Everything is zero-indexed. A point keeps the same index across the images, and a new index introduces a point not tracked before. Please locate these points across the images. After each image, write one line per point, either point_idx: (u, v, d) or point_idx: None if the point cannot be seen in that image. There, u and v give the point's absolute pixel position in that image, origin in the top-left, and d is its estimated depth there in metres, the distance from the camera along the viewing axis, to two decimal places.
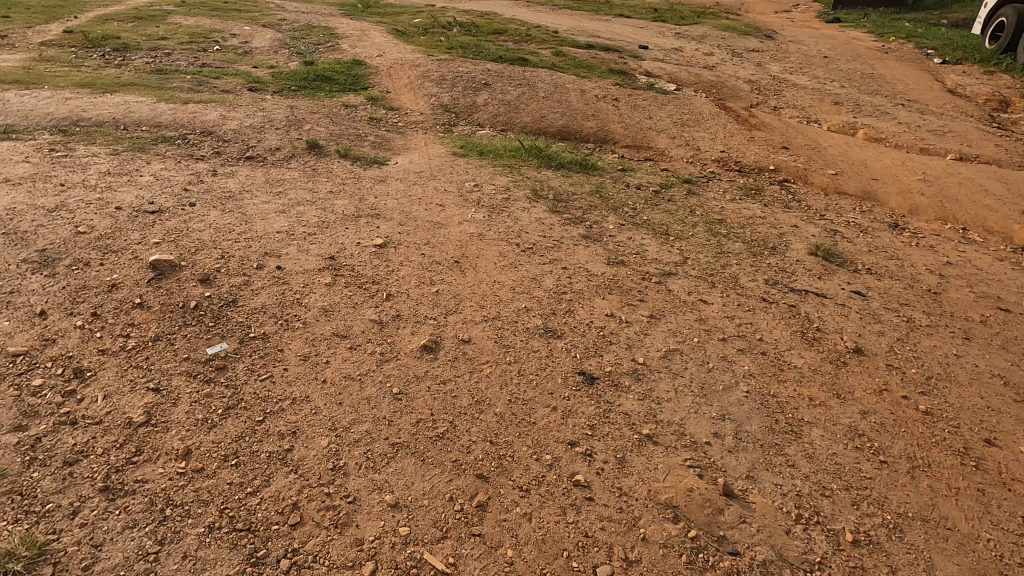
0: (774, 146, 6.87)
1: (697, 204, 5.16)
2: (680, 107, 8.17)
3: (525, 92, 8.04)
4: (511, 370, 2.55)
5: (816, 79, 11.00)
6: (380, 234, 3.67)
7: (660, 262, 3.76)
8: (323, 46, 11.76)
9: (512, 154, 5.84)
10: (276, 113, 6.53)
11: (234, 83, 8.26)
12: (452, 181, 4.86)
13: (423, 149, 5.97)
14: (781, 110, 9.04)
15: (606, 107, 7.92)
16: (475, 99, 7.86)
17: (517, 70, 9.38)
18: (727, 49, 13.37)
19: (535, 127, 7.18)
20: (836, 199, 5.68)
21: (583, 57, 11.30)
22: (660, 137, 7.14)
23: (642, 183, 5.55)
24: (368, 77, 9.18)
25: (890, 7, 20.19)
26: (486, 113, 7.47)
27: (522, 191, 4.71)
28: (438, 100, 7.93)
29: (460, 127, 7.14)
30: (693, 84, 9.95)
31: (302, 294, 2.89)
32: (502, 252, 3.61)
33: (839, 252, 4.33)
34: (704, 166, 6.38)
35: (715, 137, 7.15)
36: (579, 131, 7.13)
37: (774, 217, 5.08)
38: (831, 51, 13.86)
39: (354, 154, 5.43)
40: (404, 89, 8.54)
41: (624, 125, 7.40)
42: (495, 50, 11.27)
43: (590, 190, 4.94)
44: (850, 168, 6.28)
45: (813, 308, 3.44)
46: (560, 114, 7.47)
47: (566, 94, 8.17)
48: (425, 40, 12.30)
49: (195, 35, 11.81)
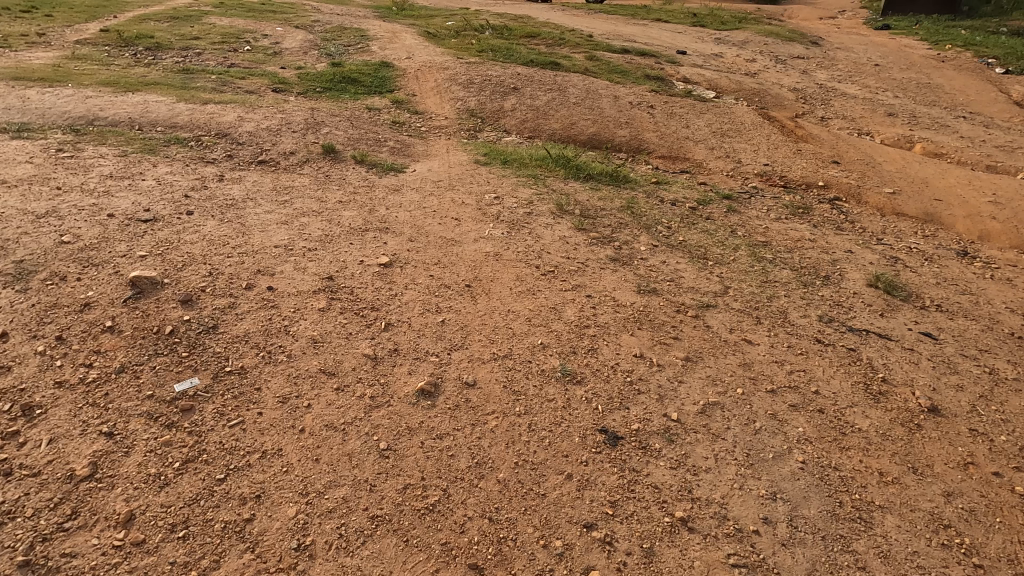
0: (824, 160, 6.33)
1: (738, 223, 4.71)
2: (720, 116, 7.68)
3: (555, 97, 7.67)
4: (520, 424, 2.18)
5: (867, 88, 10.33)
6: (387, 251, 3.35)
7: (697, 292, 3.34)
8: (353, 48, 11.61)
9: (538, 163, 5.48)
10: (296, 115, 6.31)
11: (259, 84, 8.13)
12: (471, 192, 4.52)
13: (444, 155, 5.66)
14: (829, 121, 8.45)
15: (640, 114, 7.49)
16: (502, 104, 7.53)
17: (547, 74, 9.02)
18: (770, 56, 12.75)
19: (564, 134, 6.80)
20: (894, 221, 5.14)
21: (618, 61, 10.87)
22: (698, 148, 6.68)
23: (677, 199, 5.11)
24: (394, 80, 8.96)
25: (946, 14, 19.12)
26: (512, 119, 7.14)
27: (546, 205, 4.34)
28: (464, 105, 7.63)
29: (485, 134, 6.82)
30: (734, 91, 9.43)
31: (290, 321, 2.57)
32: (520, 275, 3.25)
33: (903, 284, 3.83)
34: (746, 180, 5.90)
35: (758, 149, 6.65)
36: (611, 140, 6.72)
37: (825, 240, 4.58)
38: (882, 59, 13.10)
39: (371, 161, 5.15)
40: (430, 92, 8.27)
41: (659, 134, 6.96)
42: (527, 54, 10.95)
43: (621, 206, 4.54)
44: (910, 187, 5.72)
45: (876, 353, 2.97)
46: (591, 121, 7.08)
47: (599, 100, 7.77)
48: (456, 43, 12.07)
49: (227, 35, 11.83)
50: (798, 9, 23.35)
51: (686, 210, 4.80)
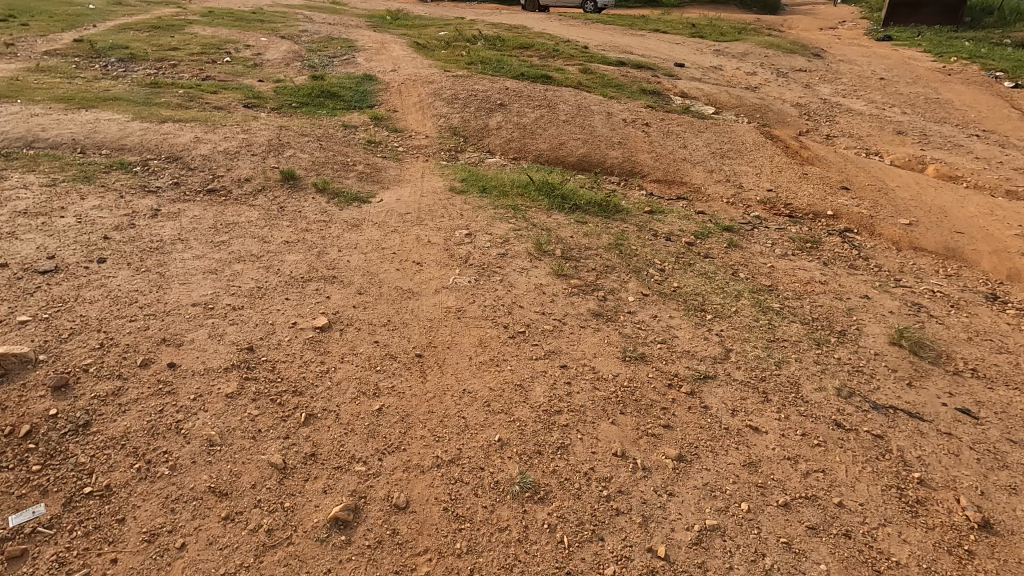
0: (832, 185, 5.86)
1: (740, 262, 4.22)
2: (719, 135, 7.21)
3: (543, 114, 7.22)
4: (458, 571, 1.73)
5: (873, 104, 9.88)
6: (329, 307, 2.86)
7: (693, 357, 2.85)
8: (337, 60, 11.18)
9: (519, 190, 5.00)
10: (260, 134, 5.84)
11: (230, 99, 7.67)
12: (440, 227, 4.04)
13: (418, 181, 5.19)
14: (835, 140, 7.99)
15: (634, 133, 7.03)
16: (487, 121, 7.07)
17: (537, 89, 8.57)
18: (771, 68, 12.32)
19: (552, 156, 6.33)
20: (912, 257, 4.67)
21: (613, 75, 10.43)
22: (696, 171, 6.21)
23: (672, 232, 4.64)
24: (376, 94, 8.51)
25: (949, 24, 18.75)
26: (497, 139, 6.68)
27: (523, 243, 3.86)
28: (446, 123, 7.17)
29: (467, 155, 6.36)
30: (734, 106, 9.00)
31: (184, 414, 2.09)
32: (484, 339, 2.76)
33: (930, 340, 3.34)
34: (748, 208, 5.43)
35: (761, 173, 6.18)
36: (602, 162, 6.25)
37: (838, 282, 4.10)
38: (886, 73, 12.67)
39: (334, 188, 4.67)
40: (412, 108, 7.82)
41: (654, 155, 6.50)
42: (518, 66, 10.52)
43: (609, 243, 4.06)
44: (927, 216, 5.25)
45: (908, 441, 2.48)
46: (581, 140, 6.61)
47: (590, 118, 7.31)
48: (446, 54, 11.64)
49: (207, 45, 11.40)
50: (798, 19, 22.99)
51: (681, 246, 4.31)
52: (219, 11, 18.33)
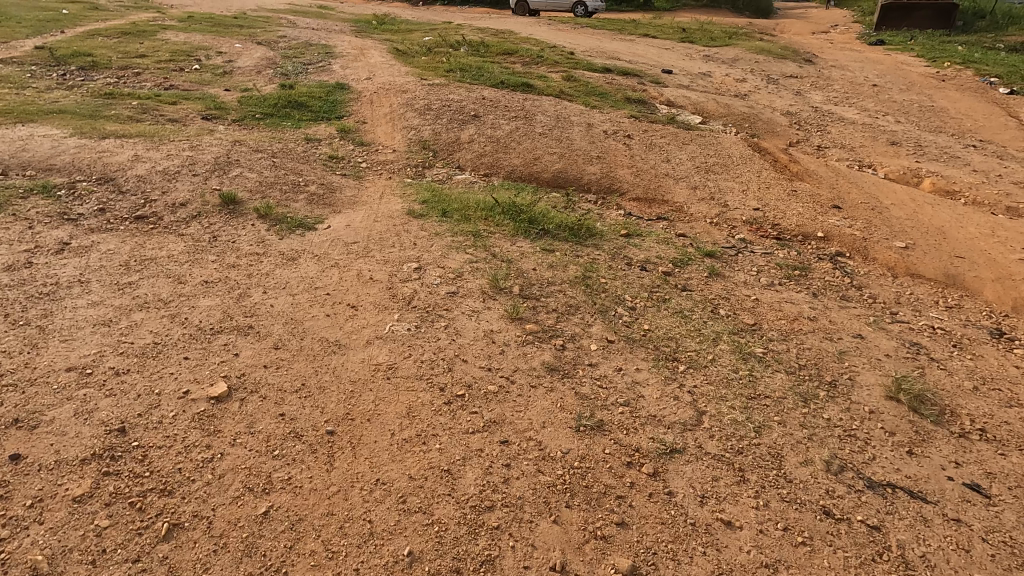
0: (822, 203, 5.49)
1: (721, 295, 3.84)
2: (705, 148, 6.84)
3: (519, 126, 6.84)
4: None
5: (866, 112, 9.54)
6: (234, 368, 2.44)
7: (659, 423, 2.45)
8: (312, 67, 10.77)
9: (484, 212, 4.60)
10: (209, 150, 5.43)
11: (188, 110, 7.26)
12: (388, 259, 3.63)
13: (375, 202, 4.79)
14: (826, 152, 7.65)
15: (615, 146, 6.65)
16: (459, 133, 6.69)
17: (516, 98, 8.19)
18: (762, 75, 11.97)
19: (526, 172, 5.94)
20: (909, 286, 4.30)
21: (597, 82, 10.05)
22: (678, 188, 5.83)
23: (649, 260, 4.25)
24: (347, 104, 8.12)
25: (942, 29, 18.48)
26: (468, 153, 6.29)
27: (479, 279, 3.45)
28: (416, 136, 6.77)
29: (435, 172, 5.96)
30: (722, 116, 8.65)
31: (11, 530, 1.75)
32: (413, 408, 2.35)
33: (931, 391, 2.96)
34: (732, 230, 5.06)
35: (747, 190, 5.81)
36: (579, 178, 5.86)
37: (829, 317, 3.73)
38: (880, 79, 12.37)
39: (278, 213, 4.27)
40: (382, 120, 7.42)
41: (635, 170, 6.12)
42: (499, 73, 10.15)
43: (576, 276, 3.67)
44: (924, 238, 4.89)
45: (909, 534, 2.11)
46: (557, 155, 6.22)
47: (569, 130, 6.92)
48: (426, 61, 11.27)
49: (177, 52, 11.00)
50: (790, 23, 22.75)
51: (657, 277, 3.93)
52: (199, 17, 17.88)
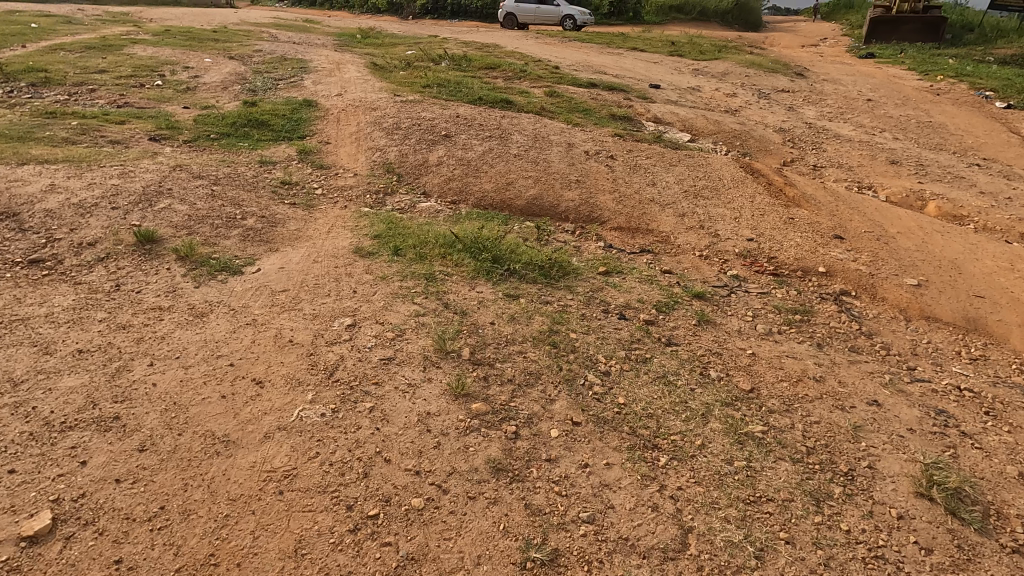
0: (822, 232, 4.99)
1: (712, 350, 3.30)
2: (693, 169, 6.36)
3: (493, 147, 6.33)
4: None
5: (861, 129, 9.11)
6: (71, 488, 1.91)
7: (633, 553, 1.94)
8: (282, 83, 10.26)
9: (442, 248, 4.05)
10: (141, 177, 4.86)
11: (135, 131, 6.70)
12: (318, 315, 3.06)
13: (322, 236, 4.25)
14: (821, 173, 7.19)
15: (596, 168, 6.14)
16: (427, 155, 6.17)
17: (493, 116, 7.68)
18: (752, 90, 11.57)
19: (497, 198, 5.41)
20: (926, 331, 3.79)
21: (581, 98, 9.59)
22: (664, 216, 5.33)
23: (629, 305, 3.71)
24: (312, 123, 7.61)
25: (931, 41, 18.32)
26: (435, 177, 5.75)
27: (425, 339, 2.89)
28: (381, 158, 6.24)
29: (398, 198, 5.42)
30: (711, 133, 8.21)
31: None
32: (304, 542, 1.83)
33: (971, 481, 2.43)
34: (723, 266, 4.55)
35: (740, 217, 5.31)
36: (555, 205, 5.34)
37: (838, 375, 3.20)
38: (873, 93, 12.03)
39: (201, 253, 3.70)
40: (347, 140, 6.89)
41: (617, 195, 5.61)
42: (478, 88, 9.70)
43: (542, 330, 3.12)
44: (937, 273, 4.39)
45: None
46: (532, 179, 5.70)
47: (548, 150, 6.42)
48: (404, 76, 10.80)
49: (141, 68, 10.47)
50: (779, 37, 22.60)
51: (637, 328, 3.39)
52: (175, 31, 17.39)
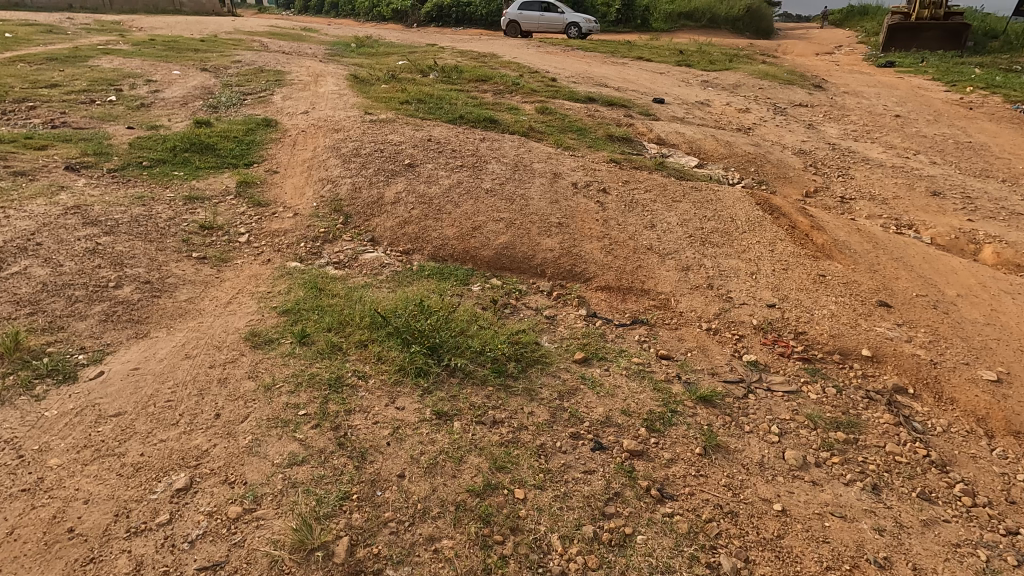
0: (864, 295, 3.97)
1: (723, 505, 2.32)
2: (699, 206, 5.36)
3: (463, 179, 5.38)
4: None
5: (892, 151, 8.07)
6: None
7: None
8: (250, 99, 9.36)
9: (366, 331, 3.09)
10: (13, 226, 3.97)
11: (52, 159, 5.82)
12: (140, 469, 2.10)
13: (218, 310, 3.30)
14: (850, 209, 6.19)
15: (584, 206, 5.17)
16: (383, 189, 5.23)
17: (470, 140, 6.72)
18: (768, 104, 10.53)
19: (459, 247, 4.44)
20: (1019, 459, 2.78)
21: (577, 115, 8.62)
22: (663, 271, 4.34)
23: (608, 421, 2.72)
24: (265, 146, 6.70)
25: (953, 49, 17.16)
26: (388, 218, 4.80)
27: (289, 516, 1.96)
28: (331, 192, 5.30)
29: (339, 246, 4.47)
30: (722, 157, 7.22)
31: None
32: None
33: None
34: (738, 345, 3.55)
35: (757, 273, 4.31)
36: (530, 257, 4.37)
37: (909, 551, 2.21)
38: (899, 107, 10.99)
39: (32, 346, 2.76)
40: (298, 169, 5.97)
41: (607, 242, 4.62)
42: (463, 105, 8.79)
43: (475, 487, 2.17)
44: (1021, 361, 3.37)
45: None
46: (505, 221, 4.73)
47: (527, 183, 5.45)
48: (386, 90, 9.90)
49: (98, 81, 9.66)
50: (793, 45, 21.54)
51: (618, 468, 2.41)
52: (160, 41, 16.71)
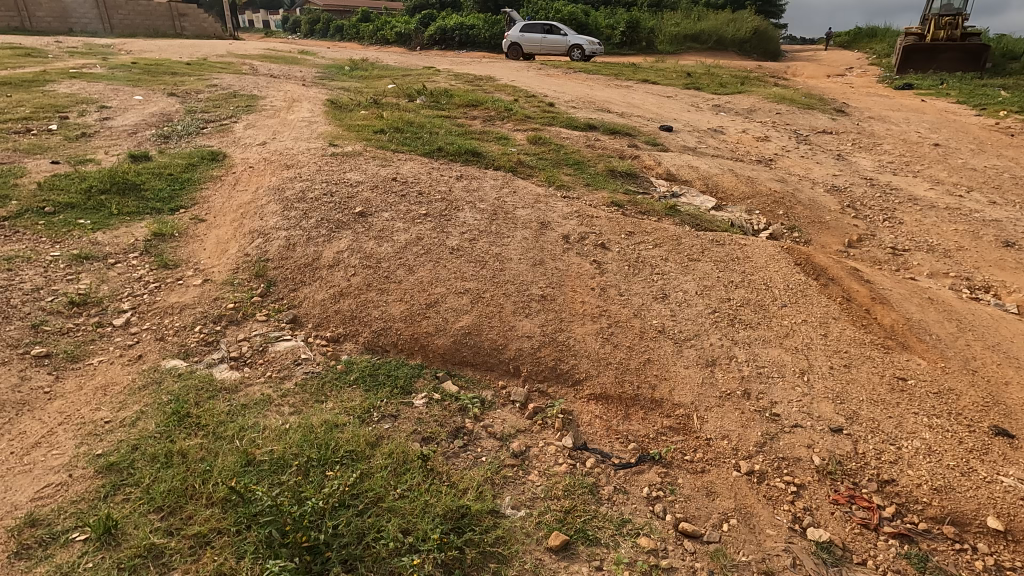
0: (968, 416, 2.83)
1: None
2: (722, 266, 4.22)
3: (425, 232, 4.29)
4: None
5: (941, 188, 6.96)
6: None
7: None
8: (210, 127, 8.39)
9: (215, 513, 1.97)
10: None
11: None
12: None
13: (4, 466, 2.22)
14: (905, 263, 5.05)
15: (576, 267, 4.06)
16: (322, 246, 4.14)
17: (445, 178, 5.67)
18: (788, 132, 9.46)
19: (406, 333, 3.33)
20: None
21: (574, 145, 7.59)
22: (681, 368, 3.19)
23: None
24: (202, 186, 5.67)
25: (972, 71, 15.98)
26: (321, 290, 3.71)
27: None
28: (258, 249, 4.23)
29: (248, 330, 3.37)
30: (744, 196, 6.12)
31: None
32: None
33: None
34: (798, 509, 2.43)
35: (811, 372, 3.16)
36: (500, 349, 3.26)
37: None
38: (934, 134, 9.91)
39: None
40: (229, 216, 4.91)
41: (604, 323, 3.48)
42: (446, 134, 7.79)
43: None
44: None
45: None
46: (471, 293, 3.62)
47: (506, 237, 4.34)
48: (364, 116, 8.94)
49: (45, 107, 8.73)
50: (805, 67, 20.63)
51: None
52: (142, 63, 15.97)
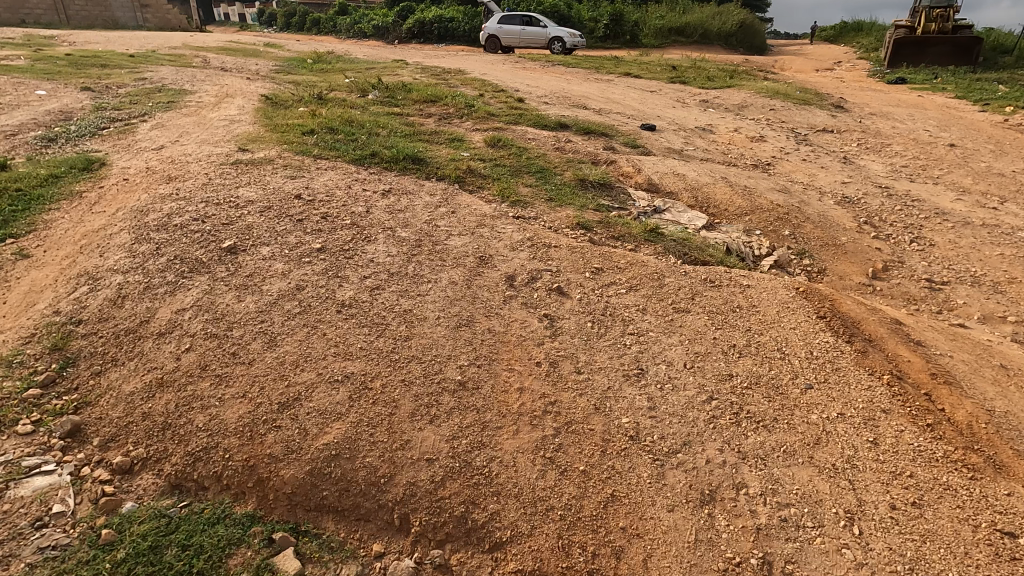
0: None
1: None
2: (719, 322, 3.07)
3: (310, 279, 3.09)
4: None
5: (970, 198, 5.89)
6: None
7: None
8: (112, 127, 7.08)
9: None
10: None
11: None
12: None
13: None
14: (948, 304, 3.99)
15: (517, 328, 2.88)
16: (159, 301, 2.93)
17: (367, 193, 4.47)
18: (786, 131, 8.37)
19: (234, 458, 2.14)
20: None
21: (540, 149, 6.41)
22: (662, 513, 2.06)
23: None
24: (53, 207, 4.41)
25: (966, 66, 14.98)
26: (130, 376, 2.50)
27: None
28: (70, 304, 3.00)
29: None
30: (741, 211, 5.00)
31: None
32: None
33: None
34: None
35: (866, 519, 2.05)
36: (379, 485, 2.09)
37: None
38: (945, 133, 8.88)
39: None
40: (63, 250, 3.68)
41: (549, 427, 2.32)
42: (389, 135, 6.58)
43: None
44: None
45: None
46: (350, 382, 2.43)
47: (423, 283, 3.15)
48: (299, 114, 7.68)
49: None
50: (794, 61, 19.64)
51: None
52: (75, 56, 14.44)
